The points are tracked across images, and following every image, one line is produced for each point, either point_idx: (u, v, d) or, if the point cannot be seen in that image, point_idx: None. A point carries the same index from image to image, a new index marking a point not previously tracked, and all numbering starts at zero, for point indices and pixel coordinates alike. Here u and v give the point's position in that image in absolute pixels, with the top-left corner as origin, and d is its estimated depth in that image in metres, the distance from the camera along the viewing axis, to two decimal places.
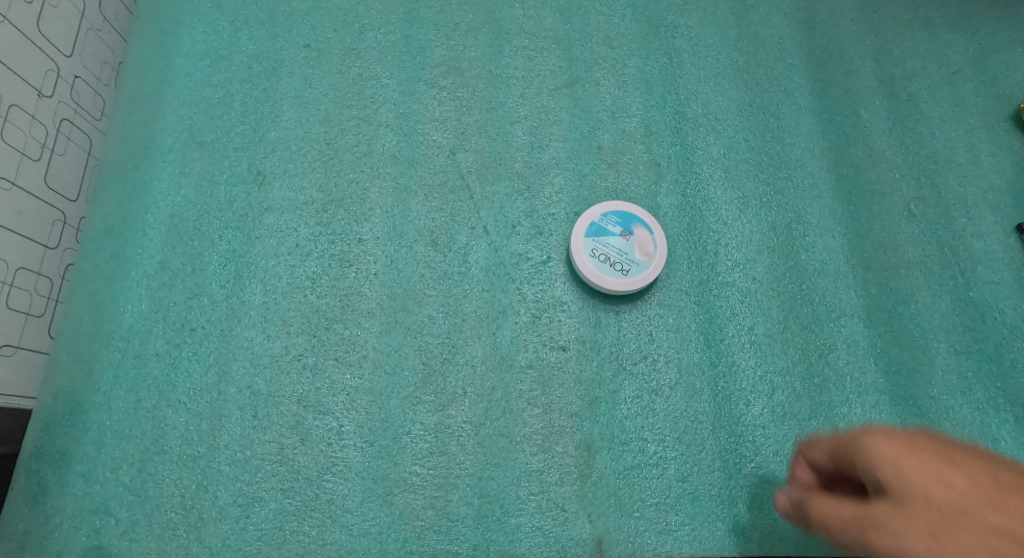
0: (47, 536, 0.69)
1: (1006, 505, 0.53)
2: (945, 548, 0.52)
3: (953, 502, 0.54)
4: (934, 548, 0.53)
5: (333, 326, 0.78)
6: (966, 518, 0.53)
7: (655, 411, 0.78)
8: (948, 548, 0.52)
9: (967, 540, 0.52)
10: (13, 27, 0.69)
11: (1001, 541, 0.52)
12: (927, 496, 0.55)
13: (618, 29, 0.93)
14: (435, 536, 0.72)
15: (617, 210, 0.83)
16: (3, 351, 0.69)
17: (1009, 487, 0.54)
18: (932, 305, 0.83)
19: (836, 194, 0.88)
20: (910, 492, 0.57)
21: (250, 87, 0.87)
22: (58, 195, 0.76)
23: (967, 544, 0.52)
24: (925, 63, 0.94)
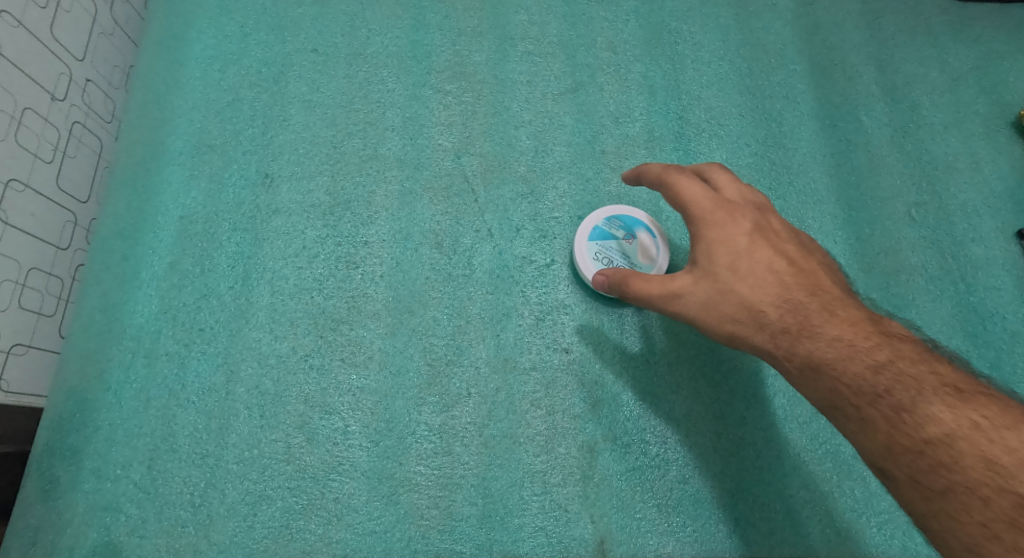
0: (59, 532, 0.71)
1: (774, 278, 0.62)
2: (721, 302, 0.63)
3: (739, 265, 0.63)
4: (709, 299, 0.63)
5: (339, 328, 0.79)
6: (738, 286, 0.62)
7: (657, 413, 0.79)
8: (715, 313, 0.63)
9: (732, 328, 0.63)
10: (27, 31, 0.70)
11: (762, 287, 0.62)
12: (729, 253, 0.63)
13: (622, 35, 0.94)
14: (440, 535, 0.73)
15: (622, 214, 0.83)
16: (15, 350, 0.70)
17: (789, 283, 0.62)
18: (933, 310, 0.84)
19: (838, 200, 0.89)
20: (728, 225, 0.64)
21: (259, 91, 0.88)
22: (69, 197, 0.77)
23: (735, 302, 0.62)
24: (926, 69, 0.95)
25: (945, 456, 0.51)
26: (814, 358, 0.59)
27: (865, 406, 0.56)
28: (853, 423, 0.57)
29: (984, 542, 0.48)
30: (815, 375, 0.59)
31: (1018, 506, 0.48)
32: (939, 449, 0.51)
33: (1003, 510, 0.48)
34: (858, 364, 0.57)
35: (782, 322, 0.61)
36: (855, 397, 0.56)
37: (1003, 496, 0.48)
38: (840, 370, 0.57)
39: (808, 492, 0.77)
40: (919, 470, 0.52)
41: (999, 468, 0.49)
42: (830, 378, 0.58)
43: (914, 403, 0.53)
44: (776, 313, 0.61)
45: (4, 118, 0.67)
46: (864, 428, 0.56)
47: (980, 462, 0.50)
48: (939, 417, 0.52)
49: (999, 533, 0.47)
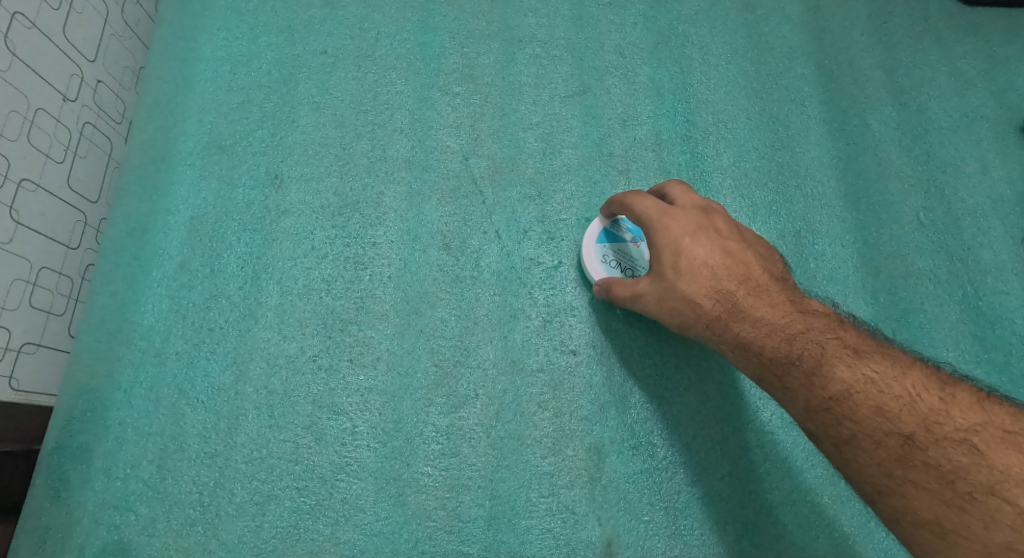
0: (68, 530, 0.71)
1: (712, 271, 0.70)
2: (670, 298, 0.71)
3: (681, 264, 0.70)
4: (659, 295, 0.72)
5: (347, 328, 0.80)
6: (680, 282, 0.70)
7: (665, 416, 0.79)
8: (664, 307, 0.72)
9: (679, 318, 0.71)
10: (39, 32, 0.70)
11: (699, 281, 0.70)
12: (674, 253, 0.71)
13: (630, 38, 0.95)
14: (447, 536, 0.73)
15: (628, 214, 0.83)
16: (26, 348, 0.71)
17: (722, 274, 0.70)
18: (941, 314, 0.84)
19: (845, 203, 0.89)
20: (667, 228, 0.71)
21: (268, 92, 0.88)
22: (80, 197, 0.77)
23: (679, 296, 0.70)
24: (935, 73, 0.95)
25: (848, 410, 0.61)
26: (742, 337, 0.68)
27: (785, 375, 0.65)
28: (775, 391, 0.66)
29: (885, 479, 0.58)
30: (746, 351, 0.68)
31: (902, 444, 0.57)
32: (842, 405, 0.61)
33: (894, 448, 0.58)
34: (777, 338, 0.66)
35: (717, 308, 0.70)
36: (777, 369, 0.65)
37: (895, 439, 0.58)
38: (763, 346, 0.67)
39: (816, 495, 0.76)
40: (829, 423, 0.61)
41: (890, 415, 0.59)
42: (758, 354, 0.67)
43: (819, 366, 0.63)
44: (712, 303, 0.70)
45: (17, 119, 0.68)
46: (785, 394, 0.65)
47: (875, 412, 0.59)
48: (841, 377, 0.62)
49: (894, 469, 0.57)
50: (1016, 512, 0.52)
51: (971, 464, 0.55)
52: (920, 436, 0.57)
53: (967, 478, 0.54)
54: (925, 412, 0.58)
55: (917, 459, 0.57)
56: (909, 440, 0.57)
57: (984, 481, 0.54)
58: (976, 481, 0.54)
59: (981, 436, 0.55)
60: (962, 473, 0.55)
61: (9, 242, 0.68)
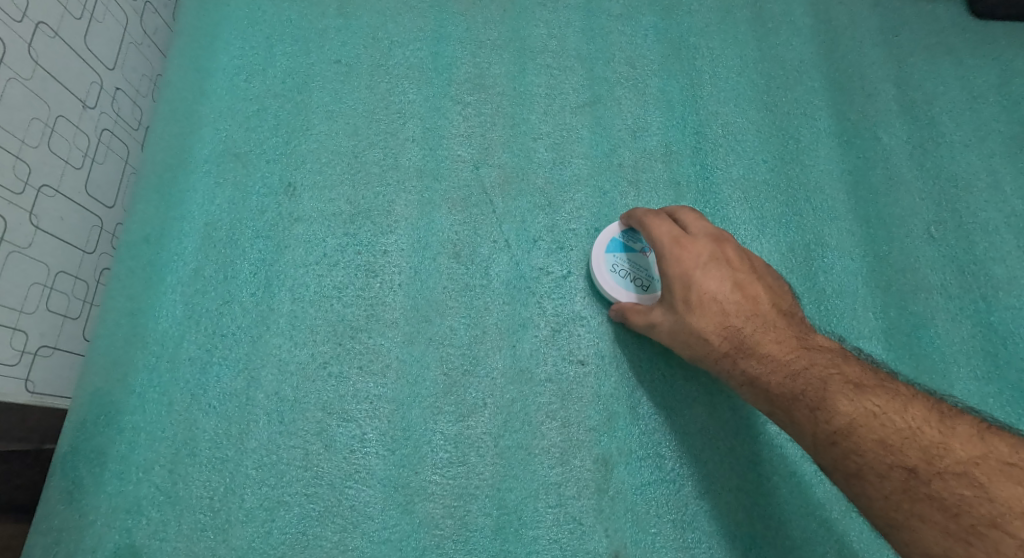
0: (81, 533, 0.72)
1: (721, 303, 0.72)
2: (679, 331, 0.73)
3: (690, 296, 0.72)
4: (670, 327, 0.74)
5: (357, 335, 0.80)
6: (689, 314, 0.72)
7: (673, 427, 0.79)
8: (674, 339, 0.74)
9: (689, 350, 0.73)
10: (62, 41, 0.72)
11: (709, 314, 0.72)
12: (683, 286, 0.72)
13: (641, 49, 0.95)
14: (455, 545, 0.73)
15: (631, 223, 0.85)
16: (41, 351, 0.72)
17: (731, 309, 0.72)
18: (952, 329, 0.83)
19: (856, 216, 0.88)
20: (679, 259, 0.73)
21: (282, 101, 0.89)
22: (97, 203, 0.79)
23: (688, 329, 0.72)
24: (946, 87, 0.95)
25: (853, 445, 0.60)
26: (749, 371, 0.69)
27: (791, 410, 0.65)
28: (783, 425, 0.66)
29: (894, 514, 0.57)
30: (752, 384, 0.69)
31: (906, 477, 0.57)
32: (846, 439, 0.61)
33: (899, 483, 0.57)
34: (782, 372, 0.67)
35: (723, 340, 0.71)
36: (783, 403, 0.66)
37: (899, 472, 0.57)
38: (770, 381, 0.68)
39: (825, 511, 0.76)
40: (835, 457, 0.61)
41: (893, 448, 0.59)
42: (765, 388, 0.68)
43: (823, 401, 0.63)
44: (719, 335, 0.71)
45: (38, 126, 0.69)
46: (792, 428, 0.65)
47: (877, 446, 0.59)
48: (843, 410, 0.62)
49: (900, 503, 0.57)
50: (1017, 544, 0.51)
51: (974, 497, 0.54)
52: (922, 470, 0.57)
53: (972, 512, 0.54)
54: (926, 443, 0.58)
55: (922, 494, 0.56)
56: (913, 473, 0.57)
57: (988, 515, 0.53)
58: (979, 515, 0.53)
59: (983, 469, 0.55)
60: (966, 506, 0.54)
61: (28, 246, 0.69)
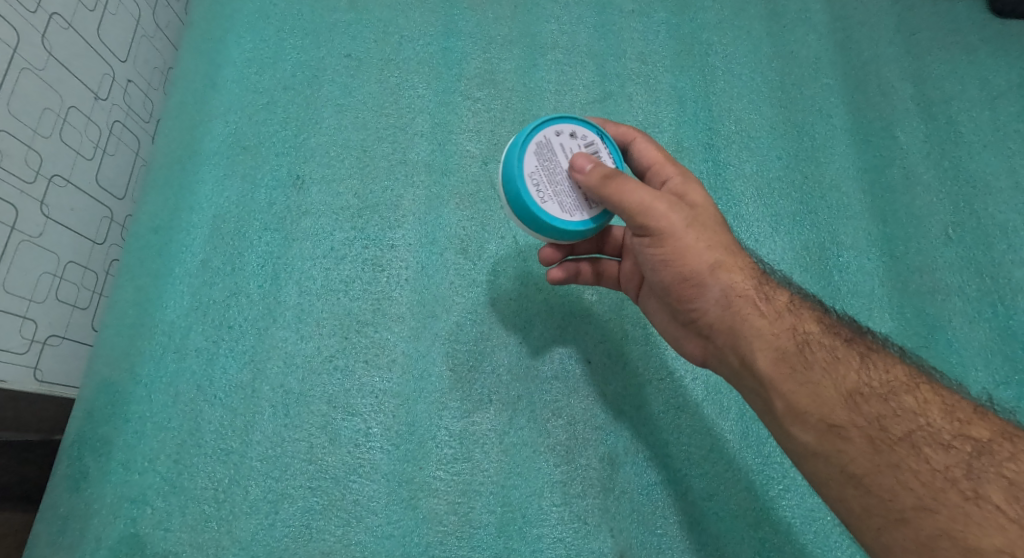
0: (86, 521, 0.72)
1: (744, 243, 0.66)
2: (718, 239, 0.63)
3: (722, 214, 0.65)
4: (697, 222, 0.63)
5: (363, 329, 0.80)
6: (723, 229, 0.64)
7: (681, 427, 0.78)
8: (697, 237, 0.62)
9: (713, 257, 0.62)
10: (75, 33, 0.72)
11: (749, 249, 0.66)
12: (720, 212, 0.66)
13: (653, 45, 0.94)
14: (458, 542, 0.72)
15: (524, 161, 0.64)
16: (50, 340, 0.72)
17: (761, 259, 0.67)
18: (970, 332, 0.82)
19: (871, 215, 0.87)
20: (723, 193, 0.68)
21: (292, 94, 0.89)
22: (108, 193, 0.79)
23: (729, 246, 0.63)
24: (965, 86, 0.93)
25: (908, 405, 0.58)
26: (786, 304, 0.63)
27: (833, 348, 0.61)
28: (812, 361, 0.60)
29: (946, 492, 0.53)
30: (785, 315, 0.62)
31: (973, 451, 0.55)
32: (903, 398, 0.58)
33: (962, 455, 0.55)
34: (823, 321, 0.63)
35: (758, 271, 0.64)
36: (824, 342, 0.61)
37: (965, 442, 0.55)
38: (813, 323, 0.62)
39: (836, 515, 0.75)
40: (881, 417, 0.57)
41: (957, 419, 0.57)
42: (800, 325, 0.62)
43: (875, 356, 0.61)
44: (752, 263, 0.64)
45: (50, 116, 0.70)
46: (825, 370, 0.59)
47: (941, 411, 0.57)
48: (897, 372, 0.60)
49: (960, 476, 0.54)
50: None
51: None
52: (993, 449, 0.55)
53: None
54: (997, 426, 0.57)
55: (991, 473, 0.53)
56: (981, 449, 0.55)
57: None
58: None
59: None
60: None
61: (39, 236, 0.69)
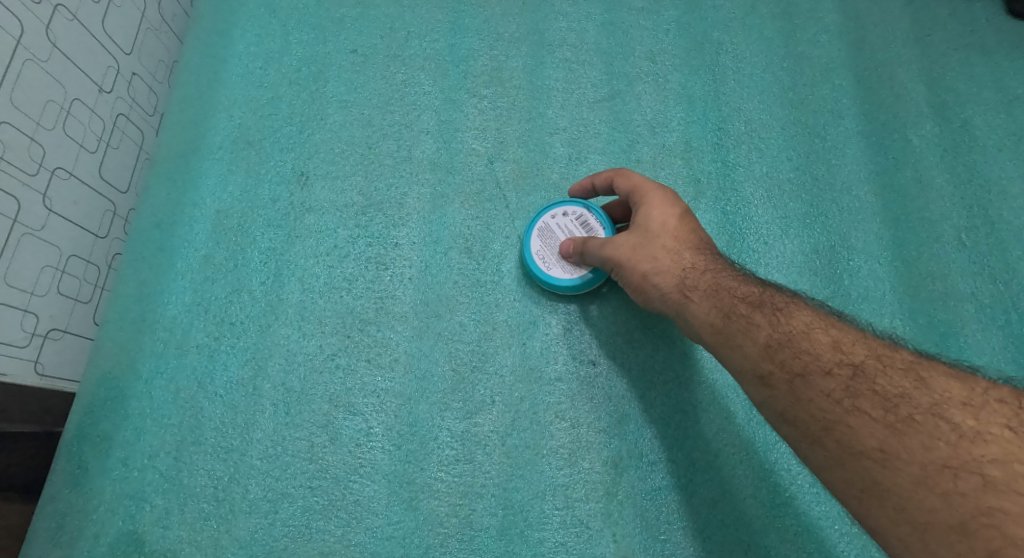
0: (85, 517, 0.71)
1: (699, 237, 0.69)
2: (646, 251, 0.68)
3: (668, 221, 0.69)
4: (640, 242, 0.69)
5: (366, 328, 0.79)
6: (660, 235, 0.68)
7: (687, 431, 0.76)
8: (635, 259, 0.68)
9: (649, 266, 0.68)
10: (80, 25, 0.71)
11: (682, 240, 0.68)
12: (661, 223, 0.69)
13: (662, 44, 0.93)
14: (459, 544, 0.72)
15: (531, 243, 0.80)
16: (51, 334, 0.72)
17: (694, 238, 0.68)
18: (982, 339, 0.80)
19: (882, 219, 0.86)
20: (668, 197, 0.70)
21: (297, 89, 0.89)
22: (111, 187, 0.78)
23: (659, 250, 0.68)
24: (981, 89, 0.92)
25: (808, 345, 0.57)
26: (713, 281, 0.64)
27: (749, 315, 0.61)
28: (731, 331, 0.61)
29: (833, 410, 0.54)
30: (713, 294, 0.64)
31: (853, 374, 0.55)
32: (800, 340, 0.58)
33: (844, 379, 0.55)
34: (741, 286, 0.64)
35: (691, 260, 0.67)
36: (742, 310, 0.62)
37: (846, 368, 0.55)
38: (727, 291, 0.63)
39: (843, 524, 0.74)
40: (784, 359, 0.58)
41: (844, 348, 0.56)
42: (725, 297, 0.63)
43: (781, 308, 0.61)
44: (684, 253, 0.67)
45: (53, 109, 0.69)
46: (741, 334, 0.61)
47: (831, 346, 0.57)
48: (799, 316, 0.60)
49: (842, 399, 0.54)
50: (958, 432, 0.49)
51: (914, 389, 0.52)
52: (869, 367, 0.55)
53: (911, 402, 0.52)
54: (875, 346, 0.56)
55: (867, 391, 0.54)
56: (859, 371, 0.55)
57: (925, 403, 0.51)
58: (916, 404, 0.52)
59: (924, 366, 0.54)
60: (905, 397, 0.52)
61: (41, 229, 0.69)
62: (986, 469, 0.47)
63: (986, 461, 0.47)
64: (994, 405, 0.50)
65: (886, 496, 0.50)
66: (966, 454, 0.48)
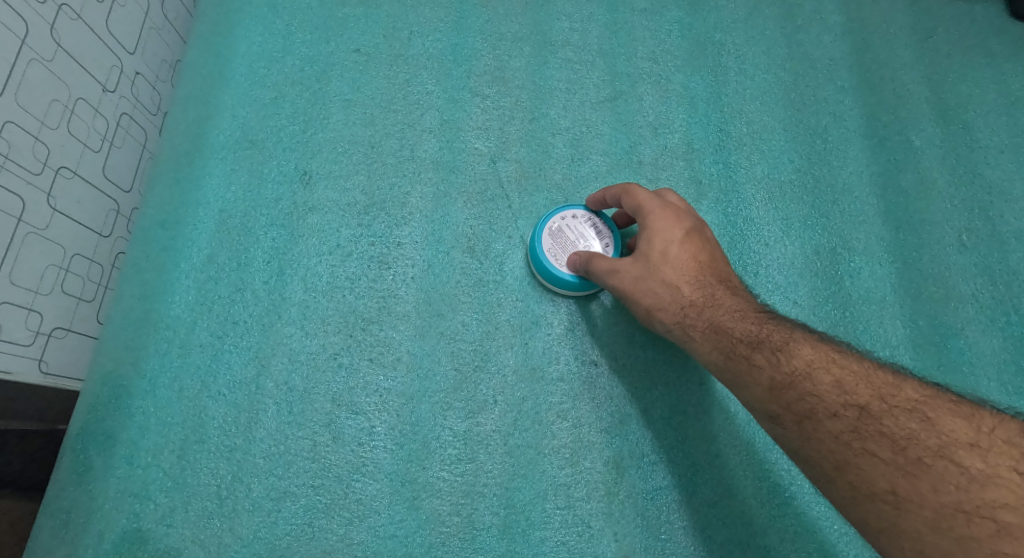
0: (89, 515, 0.72)
1: (704, 265, 0.69)
2: (648, 284, 0.69)
3: (670, 250, 0.69)
4: (643, 273, 0.69)
5: (368, 327, 0.79)
6: (662, 266, 0.69)
7: (687, 432, 0.77)
8: (638, 293, 0.70)
9: (651, 299, 0.69)
10: (85, 24, 0.72)
11: (683, 270, 0.68)
12: (661, 252, 0.69)
13: (664, 45, 0.93)
14: (460, 543, 0.72)
15: (542, 239, 0.80)
16: (56, 333, 0.72)
17: (698, 267, 0.69)
18: (983, 341, 0.81)
19: (884, 221, 0.86)
20: (670, 221, 0.70)
21: (300, 88, 0.89)
22: (114, 186, 0.78)
23: (660, 282, 0.69)
24: (982, 90, 0.92)
25: (813, 386, 0.58)
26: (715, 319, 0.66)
27: (750, 356, 0.63)
28: (735, 372, 0.63)
29: (843, 451, 0.55)
30: (713, 334, 0.66)
31: (858, 415, 0.56)
32: (804, 381, 0.59)
33: (850, 420, 0.56)
34: (740, 323, 0.65)
35: (691, 295, 0.68)
36: (742, 350, 0.63)
37: (852, 409, 0.56)
38: (730, 329, 0.65)
39: (843, 524, 0.74)
40: (789, 401, 0.59)
41: (848, 388, 0.57)
42: (726, 336, 0.65)
43: (784, 345, 0.62)
44: (686, 288, 0.68)
45: (57, 108, 0.69)
46: (745, 374, 0.63)
47: (835, 386, 0.58)
48: (803, 354, 0.60)
49: (851, 441, 0.55)
50: (967, 474, 0.50)
51: (921, 430, 0.53)
52: (874, 407, 0.56)
53: (919, 444, 0.52)
54: (879, 384, 0.57)
55: (875, 432, 0.54)
56: (865, 411, 0.56)
57: (933, 445, 0.52)
58: (925, 445, 0.52)
59: (930, 405, 0.54)
60: (912, 438, 0.53)
61: (46, 228, 0.69)
62: (999, 515, 0.48)
63: (1000, 507, 0.48)
64: (1002, 447, 0.50)
65: (902, 538, 0.51)
66: (978, 499, 0.49)
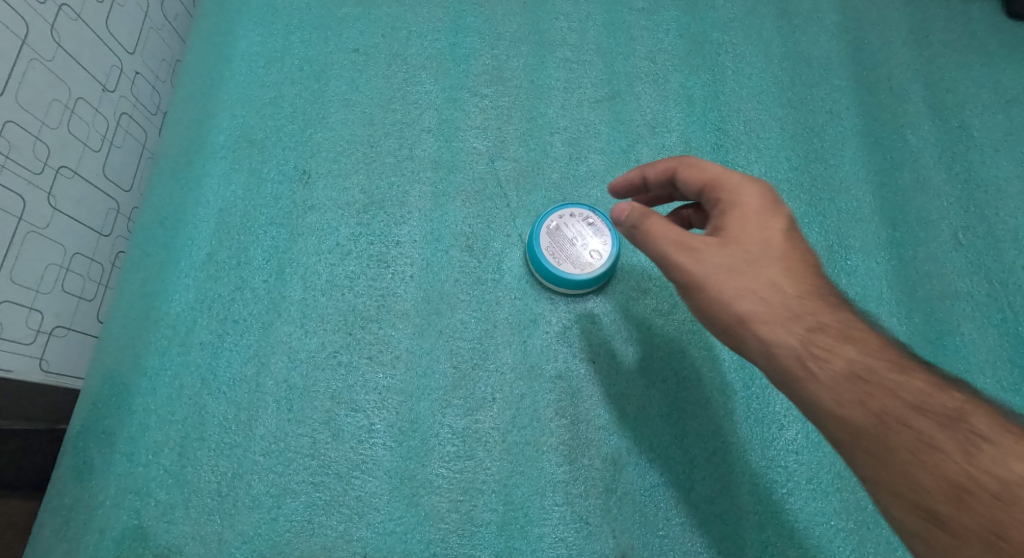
0: (90, 512, 0.72)
1: (808, 256, 0.59)
2: (740, 268, 0.57)
3: (774, 240, 0.58)
4: (728, 248, 0.58)
5: (368, 326, 0.80)
6: (757, 246, 0.58)
7: (684, 429, 0.77)
8: (724, 277, 0.57)
9: (752, 305, 0.56)
10: (85, 24, 0.72)
11: (786, 254, 0.57)
12: (758, 226, 0.58)
13: (662, 44, 0.94)
14: (459, 539, 0.72)
15: (540, 241, 0.80)
16: (57, 331, 0.73)
17: (801, 257, 0.58)
18: (978, 338, 0.81)
19: (881, 219, 0.86)
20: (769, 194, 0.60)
21: (299, 87, 0.89)
22: (114, 185, 0.79)
23: (757, 267, 0.57)
24: (978, 89, 0.92)
25: (959, 418, 0.49)
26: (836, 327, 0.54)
27: (880, 374, 0.52)
28: (862, 394, 0.52)
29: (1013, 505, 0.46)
30: (836, 340, 0.54)
31: None
32: (951, 413, 0.50)
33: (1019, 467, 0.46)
34: (867, 334, 0.54)
35: (796, 288, 0.56)
36: (870, 366, 0.53)
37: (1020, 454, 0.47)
38: (855, 340, 0.54)
39: (840, 520, 0.74)
40: (932, 435, 0.49)
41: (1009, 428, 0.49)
42: (849, 346, 0.53)
43: (921, 369, 0.53)
44: (790, 283, 0.56)
45: (58, 108, 0.69)
46: (875, 398, 0.51)
47: (993, 423, 0.49)
48: (943, 382, 0.52)
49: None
50: None
51: None
52: None
53: None
54: None
55: None
56: None
57: None
58: None
59: None
60: None
61: (46, 227, 0.69)
62: None
63: None
64: None
65: None
66: None
